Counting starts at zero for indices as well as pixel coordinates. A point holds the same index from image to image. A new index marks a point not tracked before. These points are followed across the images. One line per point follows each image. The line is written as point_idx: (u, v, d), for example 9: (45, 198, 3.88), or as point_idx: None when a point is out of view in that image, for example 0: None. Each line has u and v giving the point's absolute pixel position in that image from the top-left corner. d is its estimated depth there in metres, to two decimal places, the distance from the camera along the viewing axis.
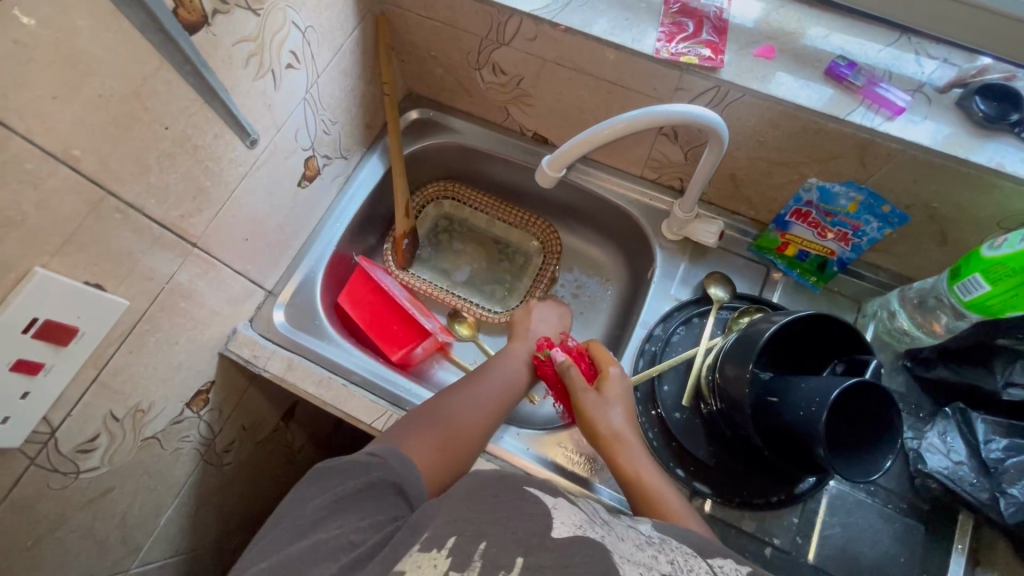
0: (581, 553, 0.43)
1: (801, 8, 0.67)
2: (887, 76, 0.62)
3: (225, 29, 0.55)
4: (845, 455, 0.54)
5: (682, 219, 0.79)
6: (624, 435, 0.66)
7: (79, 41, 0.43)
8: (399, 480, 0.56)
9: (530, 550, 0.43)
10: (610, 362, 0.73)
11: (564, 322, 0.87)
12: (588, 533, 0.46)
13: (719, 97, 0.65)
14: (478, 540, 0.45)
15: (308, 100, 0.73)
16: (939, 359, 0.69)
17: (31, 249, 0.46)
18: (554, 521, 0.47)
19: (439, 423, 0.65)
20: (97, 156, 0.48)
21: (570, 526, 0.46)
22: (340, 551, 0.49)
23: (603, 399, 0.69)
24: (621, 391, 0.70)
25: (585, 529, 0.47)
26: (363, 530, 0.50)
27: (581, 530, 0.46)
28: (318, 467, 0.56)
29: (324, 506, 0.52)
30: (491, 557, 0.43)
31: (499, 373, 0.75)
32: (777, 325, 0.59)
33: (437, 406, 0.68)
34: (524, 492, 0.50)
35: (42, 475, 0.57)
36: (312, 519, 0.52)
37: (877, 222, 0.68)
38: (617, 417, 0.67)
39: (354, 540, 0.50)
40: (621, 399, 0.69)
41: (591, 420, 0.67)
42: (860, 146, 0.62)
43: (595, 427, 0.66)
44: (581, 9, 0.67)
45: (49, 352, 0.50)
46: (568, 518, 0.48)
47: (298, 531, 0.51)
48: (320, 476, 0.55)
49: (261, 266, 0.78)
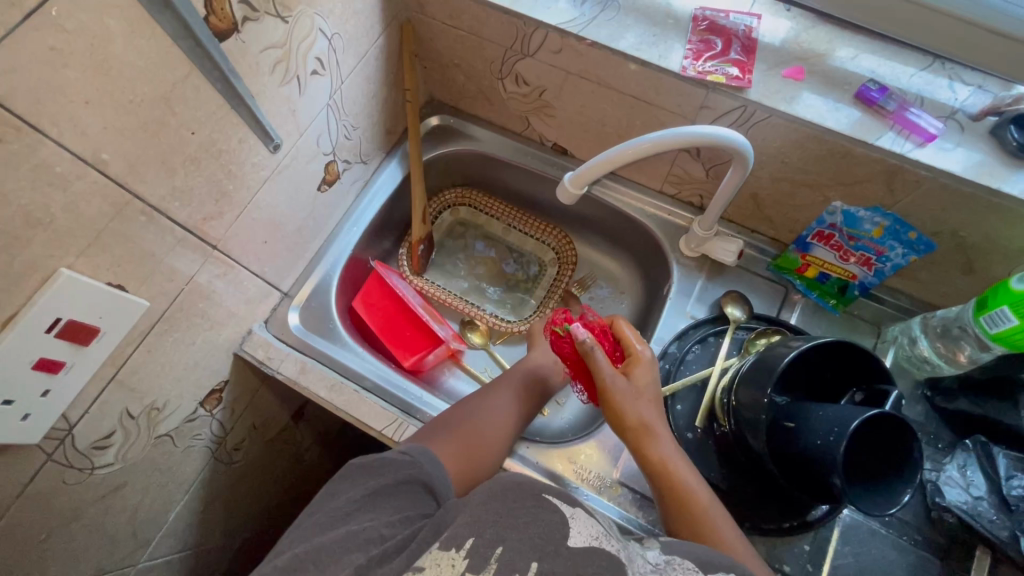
0: (597, 565, 0.43)
1: (832, 29, 0.66)
2: (918, 101, 0.61)
3: (254, 36, 0.56)
4: (860, 487, 0.53)
5: (701, 236, 0.78)
6: (654, 428, 0.63)
7: (112, 47, 0.43)
8: (429, 480, 0.57)
9: (545, 556, 0.44)
10: (638, 343, 0.68)
11: None
12: (604, 544, 0.46)
13: (745, 116, 0.64)
14: (494, 544, 0.44)
15: (332, 106, 0.73)
16: (961, 390, 0.68)
17: (57, 250, 0.47)
18: (570, 529, 0.46)
19: (457, 433, 0.65)
20: (125, 160, 0.49)
21: (586, 536, 0.46)
22: (370, 543, 0.49)
23: (631, 387, 0.64)
24: (649, 377, 0.66)
25: (602, 539, 0.47)
26: (393, 525, 0.51)
27: (598, 542, 0.46)
28: (350, 465, 0.57)
29: (356, 501, 0.53)
30: (506, 562, 0.43)
31: (516, 386, 0.74)
32: (796, 352, 0.59)
33: (463, 408, 0.69)
34: (544, 499, 0.49)
35: (58, 471, 0.57)
36: (344, 512, 0.52)
37: (902, 248, 0.67)
38: (646, 407, 0.64)
39: (383, 534, 0.50)
40: (650, 388, 0.65)
41: (620, 411, 0.63)
42: (888, 172, 0.61)
43: (623, 419, 0.63)
44: (608, 23, 0.66)
45: (70, 352, 0.51)
46: (585, 526, 0.48)
47: (329, 522, 0.51)
48: (353, 471, 0.56)
49: (279, 268, 0.79)
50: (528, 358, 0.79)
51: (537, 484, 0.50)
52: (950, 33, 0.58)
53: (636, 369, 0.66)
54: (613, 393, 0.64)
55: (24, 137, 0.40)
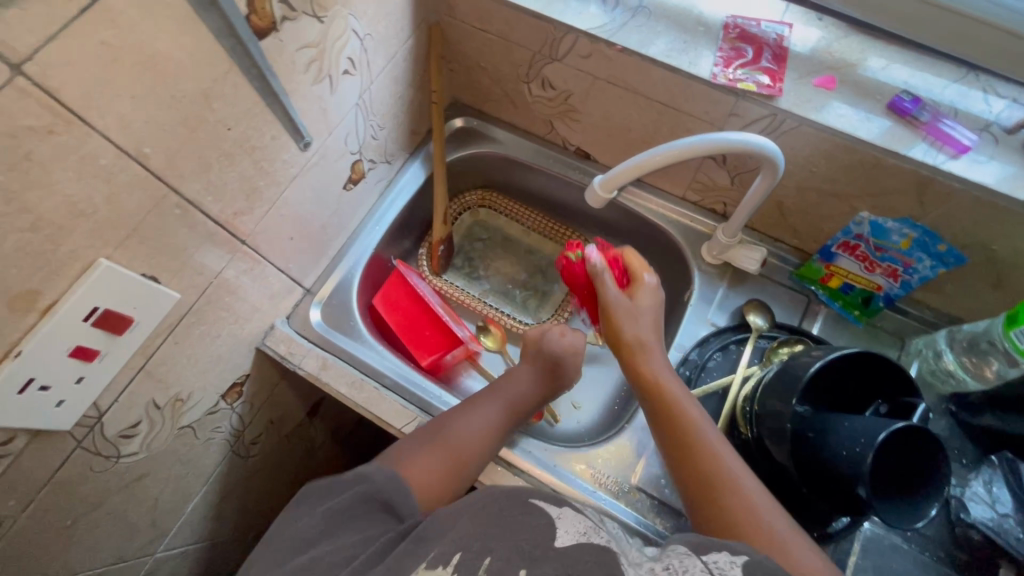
0: (586, 561, 0.43)
1: (864, 39, 0.66)
2: (952, 112, 0.61)
3: (291, 35, 0.57)
4: (890, 501, 0.52)
5: (724, 243, 0.78)
6: (648, 345, 0.67)
7: (160, 44, 0.44)
8: (387, 495, 0.57)
9: (533, 562, 0.43)
10: (644, 270, 0.71)
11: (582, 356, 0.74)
12: (594, 539, 0.46)
13: (774, 124, 0.64)
14: (483, 556, 0.44)
15: (360, 106, 0.74)
16: (987, 405, 0.68)
17: (98, 241, 0.48)
18: (557, 530, 0.47)
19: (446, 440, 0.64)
20: (164, 154, 0.50)
21: (574, 535, 0.46)
22: (340, 565, 0.48)
23: (633, 306, 0.69)
24: (651, 300, 0.69)
25: (592, 536, 0.47)
26: (357, 544, 0.50)
27: (587, 538, 0.46)
28: (305, 490, 0.57)
29: (319, 523, 0.52)
30: (496, 570, 0.43)
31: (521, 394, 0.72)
32: (823, 362, 0.58)
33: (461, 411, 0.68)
34: (530, 504, 0.49)
35: (86, 458, 0.58)
36: (307, 536, 0.52)
37: (930, 261, 0.66)
38: (644, 326, 0.68)
39: (351, 554, 0.49)
40: (650, 310, 0.69)
41: (618, 327, 0.68)
42: (919, 184, 0.61)
43: (621, 334, 0.68)
44: (638, 29, 0.67)
45: (105, 341, 0.52)
46: (575, 524, 0.48)
47: (294, 550, 0.50)
48: (309, 496, 0.56)
49: (302, 264, 0.79)
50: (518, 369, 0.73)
51: (522, 491, 0.51)
52: (986, 45, 0.58)
53: (640, 293, 0.70)
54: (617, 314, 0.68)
55: (74, 129, 0.41)
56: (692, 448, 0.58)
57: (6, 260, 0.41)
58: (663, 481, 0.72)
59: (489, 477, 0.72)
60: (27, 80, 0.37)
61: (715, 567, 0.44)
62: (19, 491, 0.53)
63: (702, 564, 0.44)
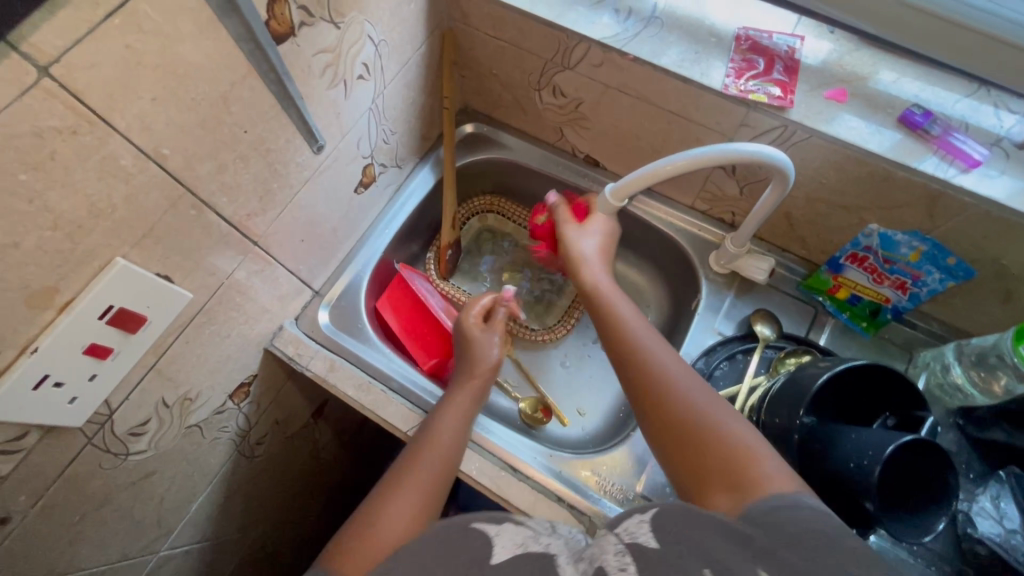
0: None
1: (875, 53, 0.66)
2: (963, 127, 0.61)
3: (308, 40, 0.57)
4: (901, 514, 0.52)
5: (732, 252, 0.78)
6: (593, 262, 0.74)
7: (182, 48, 0.45)
8: None
9: None
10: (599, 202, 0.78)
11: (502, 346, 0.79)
12: (533, 548, 0.43)
13: (784, 136, 0.64)
14: None
15: (373, 110, 0.75)
16: (995, 420, 0.67)
17: (115, 240, 0.48)
18: (495, 548, 0.43)
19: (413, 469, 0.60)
20: (182, 155, 0.50)
21: (511, 548, 0.43)
22: None
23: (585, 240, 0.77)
24: (603, 223, 0.75)
25: (529, 545, 0.44)
26: None
27: (526, 548, 0.43)
28: None
29: None
30: None
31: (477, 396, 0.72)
32: (831, 373, 0.58)
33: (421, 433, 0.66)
34: (472, 527, 0.45)
35: (96, 455, 0.59)
36: None
37: (940, 274, 0.66)
38: (590, 242, 0.75)
39: None
40: (601, 235, 0.75)
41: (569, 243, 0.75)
42: (929, 197, 0.61)
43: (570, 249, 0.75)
44: (650, 39, 0.67)
45: (118, 339, 0.52)
46: (512, 535, 0.45)
47: None
48: None
49: (312, 266, 0.80)
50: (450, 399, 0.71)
51: (463, 517, 0.46)
52: (998, 60, 0.58)
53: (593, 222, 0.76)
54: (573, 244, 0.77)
55: (96, 130, 0.42)
56: (652, 377, 0.60)
57: (26, 257, 0.42)
58: (668, 489, 0.72)
59: (496, 484, 0.72)
60: (53, 82, 0.38)
61: (624, 533, 0.43)
62: (29, 486, 0.53)
63: (614, 537, 0.43)
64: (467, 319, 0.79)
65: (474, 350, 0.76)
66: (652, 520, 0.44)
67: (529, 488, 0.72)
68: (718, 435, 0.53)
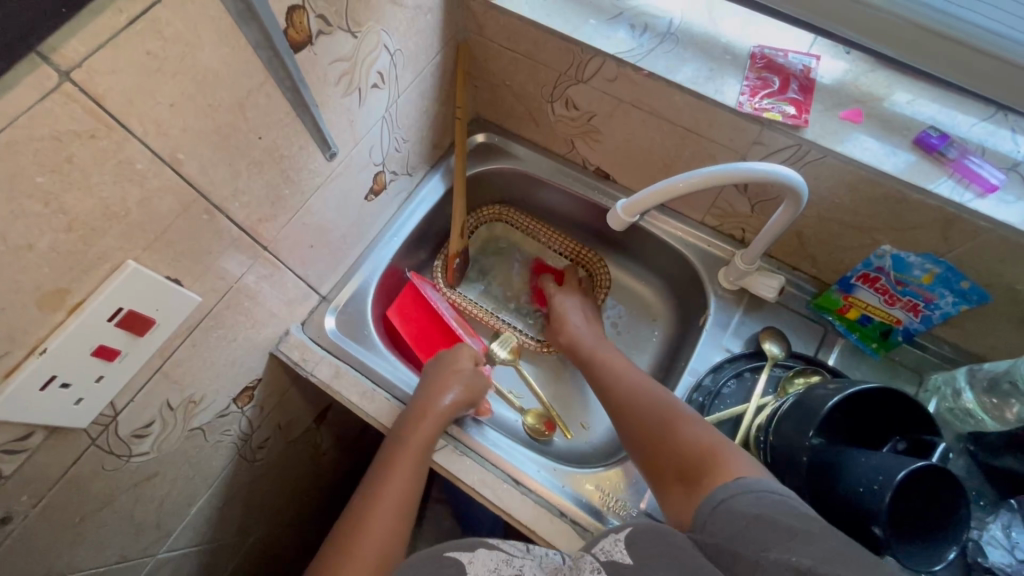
0: None
1: (890, 75, 0.66)
2: (979, 151, 0.60)
3: (326, 49, 0.58)
4: (909, 544, 0.51)
5: (742, 269, 0.78)
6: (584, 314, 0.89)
7: (201, 54, 0.45)
8: None
9: None
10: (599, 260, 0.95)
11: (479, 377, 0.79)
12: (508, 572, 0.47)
13: (798, 155, 0.64)
14: None
15: (386, 119, 0.75)
16: (1008, 447, 0.65)
17: (127, 243, 0.48)
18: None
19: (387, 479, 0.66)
20: (197, 159, 0.51)
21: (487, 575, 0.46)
22: None
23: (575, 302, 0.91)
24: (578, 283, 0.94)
25: (502, 569, 0.48)
26: None
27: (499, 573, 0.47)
28: None
29: None
30: None
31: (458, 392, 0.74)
32: (841, 397, 0.58)
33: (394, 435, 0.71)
34: (443, 558, 0.48)
35: (98, 456, 0.59)
36: None
37: (953, 297, 0.66)
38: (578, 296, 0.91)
39: None
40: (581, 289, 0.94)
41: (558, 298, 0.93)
42: (945, 220, 0.60)
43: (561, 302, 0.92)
44: (665, 55, 0.67)
45: (126, 341, 0.52)
46: (486, 560, 0.48)
47: None
48: None
49: (320, 272, 0.80)
50: (405, 433, 0.70)
51: (434, 549, 0.49)
52: (1017, 84, 0.58)
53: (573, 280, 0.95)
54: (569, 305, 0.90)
55: (114, 135, 0.42)
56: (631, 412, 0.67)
57: (39, 258, 0.42)
58: None
59: (497, 496, 0.71)
60: (74, 86, 0.38)
61: (599, 553, 0.48)
62: (32, 487, 0.53)
63: (590, 558, 0.48)
64: (461, 355, 0.79)
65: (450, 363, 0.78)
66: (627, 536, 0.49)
67: (530, 500, 0.71)
68: (679, 441, 0.60)
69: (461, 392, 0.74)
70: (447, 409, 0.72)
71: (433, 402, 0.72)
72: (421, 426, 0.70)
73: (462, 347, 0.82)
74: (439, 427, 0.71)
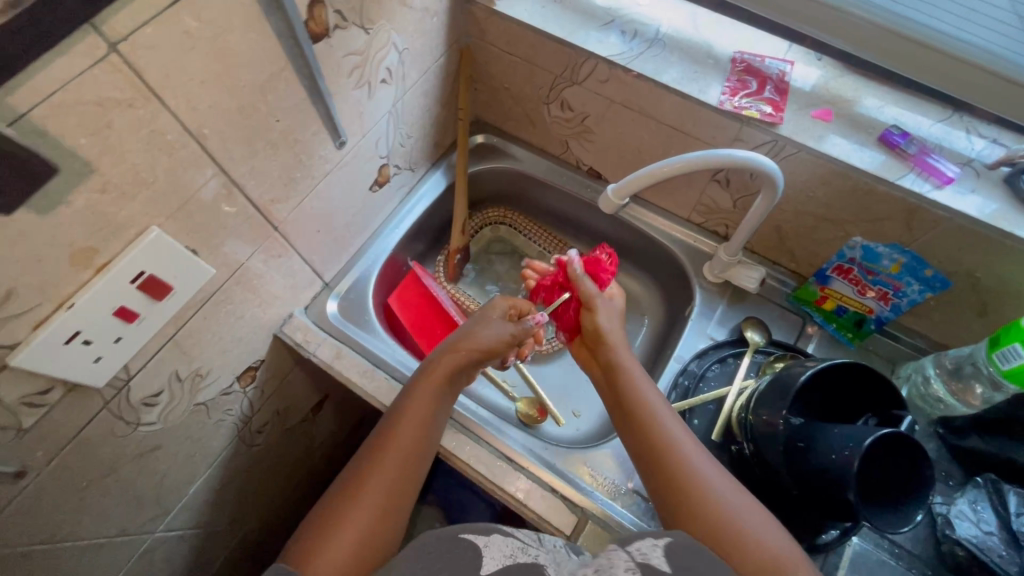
0: None
1: (858, 80, 0.72)
2: (938, 148, 0.66)
3: (340, 42, 0.63)
4: (879, 510, 0.54)
5: (725, 261, 0.82)
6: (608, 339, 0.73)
7: (231, 37, 0.50)
8: None
9: None
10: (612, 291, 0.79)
11: (512, 331, 0.74)
12: (521, 559, 0.46)
13: (775, 150, 0.69)
14: None
15: (393, 113, 0.80)
16: (972, 429, 0.70)
17: (153, 211, 0.52)
18: (482, 560, 0.46)
19: (389, 440, 0.62)
20: (220, 136, 0.55)
21: (500, 560, 0.46)
22: None
23: (614, 317, 0.76)
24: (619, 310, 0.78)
25: (519, 556, 0.47)
26: None
27: (515, 559, 0.46)
28: None
29: None
30: None
31: (473, 347, 0.71)
32: (813, 370, 0.62)
33: (405, 399, 0.67)
34: (458, 540, 0.48)
35: (110, 420, 0.61)
36: None
37: (919, 285, 0.71)
38: (612, 323, 0.75)
39: None
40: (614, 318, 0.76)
41: (595, 323, 0.74)
42: (908, 210, 0.66)
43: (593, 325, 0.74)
44: (653, 59, 0.73)
45: (145, 304, 0.55)
46: (501, 546, 0.48)
47: None
48: None
49: (324, 258, 0.84)
50: (415, 392, 0.67)
51: (453, 528, 0.49)
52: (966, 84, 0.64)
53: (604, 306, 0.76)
54: (604, 323, 0.74)
55: (150, 106, 0.46)
56: (651, 442, 0.62)
57: (75, 216, 0.46)
58: None
59: (493, 474, 0.74)
60: (119, 57, 0.42)
61: (635, 552, 0.47)
62: (46, 444, 0.56)
63: (624, 553, 0.47)
64: (499, 308, 0.77)
65: (477, 327, 0.74)
66: (667, 546, 0.47)
67: (523, 477, 0.74)
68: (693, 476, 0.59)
69: (476, 346, 0.71)
70: (458, 364, 0.70)
71: (455, 354, 0.70)
72: (431, 385, 0.67)
73: (502, 300, 0.78)
74: (444, 388, 0.68)
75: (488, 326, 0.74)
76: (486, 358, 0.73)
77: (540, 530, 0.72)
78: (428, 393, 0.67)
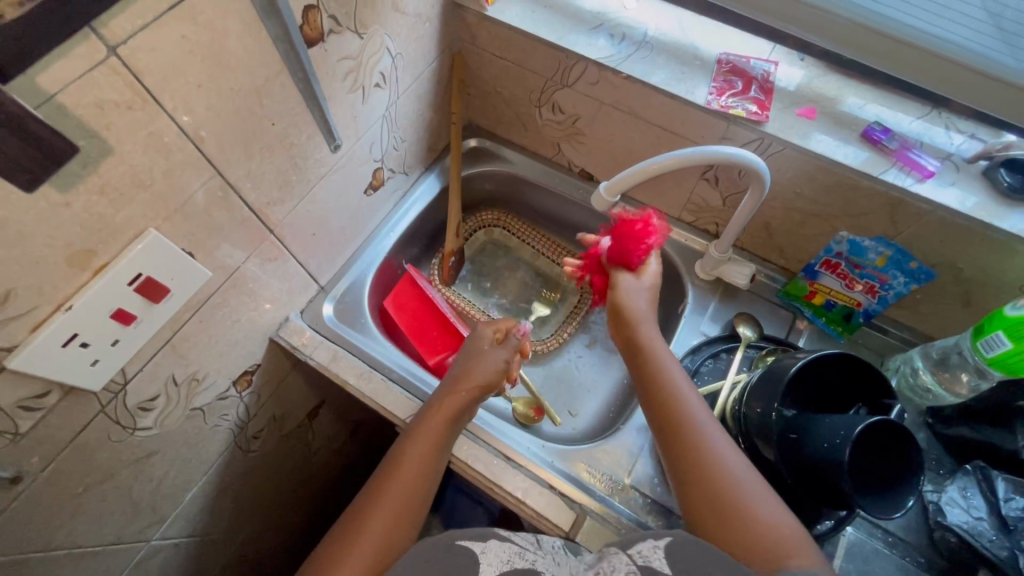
0: None
1: (840, 80, 0.75)
2: (918, 143, 0.68)
3: (334, 46, 0.64)
4: (872, 496, 0.55)
5: (716, 259, 0.84)
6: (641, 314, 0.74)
7: (228, 41, 0.51)
8: None
9: None
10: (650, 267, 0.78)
11: (497, 372, 0.74)
12: (518, 564, 0.47)
13: (762, 147, 0.71)
14: None
15: (387, 118, 0.81)
16: (960, 417, 0.72)
17: (151, 213, 0.52)
18: (480, 566, 0.46)
19: (393, 479, 0.62)
20: (216, 138, 0.55)
21: (499, 564, 0.46)
22: None
23: (641, 296, 0.76)
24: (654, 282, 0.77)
25: (516, 561, 0.48)
26: None
27: (512, 565, 0.47)
28: None
29: None
30: None
31: (476, 383, 0.72)
32: (804, 361, 0.63)
33: (411, 435, 0.67)
34: (455, 545, 0.48)
35: (106, 424, 0.61)
36: None
37: (904, 277, 0.72)
38: (642, 300, 0.75)
39: None
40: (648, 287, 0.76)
41: (622, 299, 0.75)
42: (892, 204, 0.67)
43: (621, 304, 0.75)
44: (641, 61, 0.74)
45: (142, 307, 0.55)
46: (499, 551, 0.48)
47: None
48: None
49: (320, 262, 0.84)
50: (418, 430, 0.67)
51: (448, 534, 0.49)
52: (939, 75, 0.66)
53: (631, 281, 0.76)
54: (626, 301, 0.75)
55: (148, 109, 0.47)
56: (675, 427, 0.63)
57: (73, 218, 0.46)
58: (656, 480, 0.75)
59: (491, 472, 0.74)
60: (118, 60, 0.43)
61: (637, 557, 0.48)
62: (43, 448, 0.55)
63: (628, 559, 0.48)
64: (483, 335, 0.78)
65: (476, 361, 0.75)
66: (667, 547, 0.48)
67: (521, 474, 0.74)
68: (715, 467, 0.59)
69: (477, 381, 0.72)
70: (460, 404, 0.70)
71: (462, 391, 0.71)
72: (435, 422, 0.68)
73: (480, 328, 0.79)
74: (447, 427, 0.68)
75: (483, 358, 0.75)
76: (486, 392, 0.73)
77: (538, 527, 0.73)
78: (434, 429, 0.67)
